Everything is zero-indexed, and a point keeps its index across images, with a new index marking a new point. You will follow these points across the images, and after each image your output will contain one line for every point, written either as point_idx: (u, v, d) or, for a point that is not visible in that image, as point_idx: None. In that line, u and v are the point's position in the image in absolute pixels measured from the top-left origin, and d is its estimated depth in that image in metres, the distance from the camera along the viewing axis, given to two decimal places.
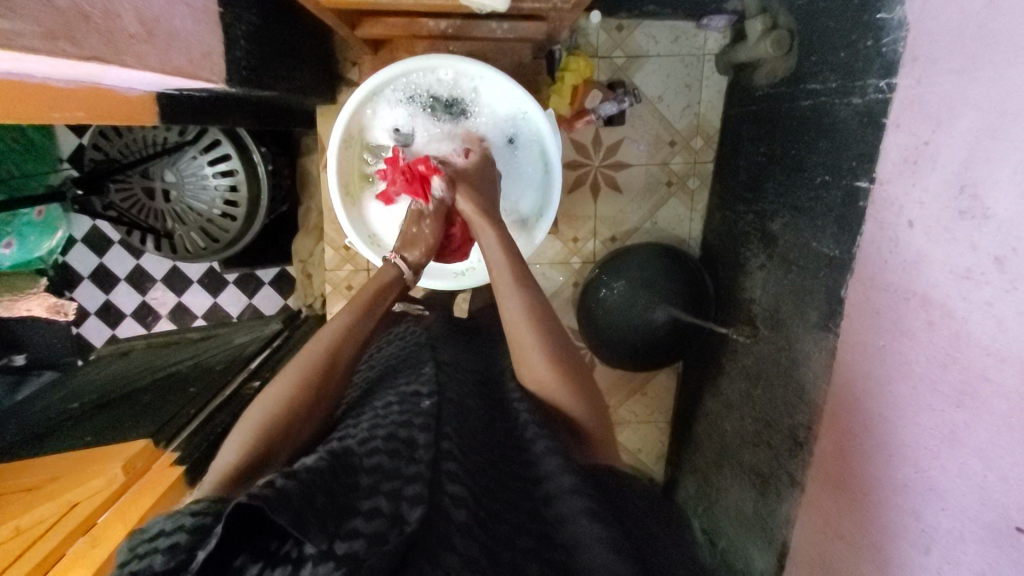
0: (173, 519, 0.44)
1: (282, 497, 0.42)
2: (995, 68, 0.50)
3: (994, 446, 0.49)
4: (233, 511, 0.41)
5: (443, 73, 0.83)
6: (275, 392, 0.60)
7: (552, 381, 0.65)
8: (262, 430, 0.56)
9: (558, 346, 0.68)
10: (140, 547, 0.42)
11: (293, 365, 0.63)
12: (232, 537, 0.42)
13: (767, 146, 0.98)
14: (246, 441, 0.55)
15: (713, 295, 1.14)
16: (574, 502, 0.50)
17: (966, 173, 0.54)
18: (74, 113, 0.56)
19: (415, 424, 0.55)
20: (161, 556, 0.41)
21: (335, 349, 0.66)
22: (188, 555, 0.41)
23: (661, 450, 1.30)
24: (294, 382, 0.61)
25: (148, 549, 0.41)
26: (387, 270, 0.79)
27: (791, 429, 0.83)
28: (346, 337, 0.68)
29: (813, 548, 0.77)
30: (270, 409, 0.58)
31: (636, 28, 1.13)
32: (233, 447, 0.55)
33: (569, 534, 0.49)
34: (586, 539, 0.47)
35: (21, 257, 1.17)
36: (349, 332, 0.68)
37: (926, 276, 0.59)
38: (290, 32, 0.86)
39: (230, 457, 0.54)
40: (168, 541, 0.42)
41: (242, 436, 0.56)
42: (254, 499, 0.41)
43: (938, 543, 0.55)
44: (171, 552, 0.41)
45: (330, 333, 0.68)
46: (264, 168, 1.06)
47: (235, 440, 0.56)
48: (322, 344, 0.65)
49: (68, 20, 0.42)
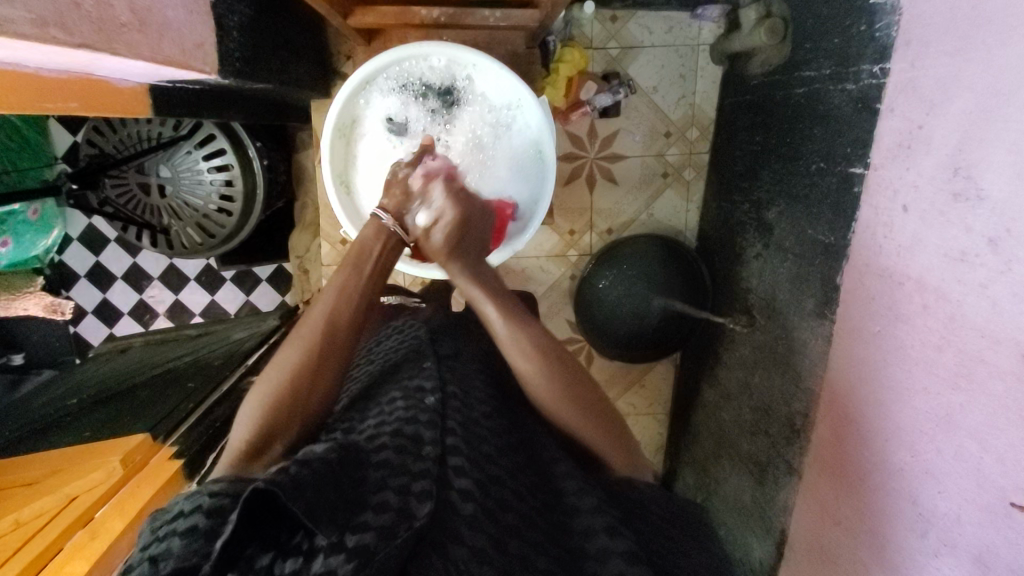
0: (192, 499, 0.45)
1: (297, 487, 0.41)
2: (986, 51, 0.51)
3: (989, 428, 0.49)
4: (250, 496, 0.40)
5: (435, 61, 0.84)
6: (276, 368, 0.59)
7: (555, 393, 0.62)
8: (275, 406, 0.56)
9: (563, 371, 0.63)
10: (162, 530, 0.43)
11: (301, 335, 0.62)
12: (248, 525, 0.41)
13: (762, 135, 0.98)
14: (258, 419, 0.56)
15: (711, 285, 1.14)
16: (593, 520, 0.50)
17: (960, 156, 0.54)
18: (67, 104, 0.55)
19: (421, 420, 0.54)
20: (179, 539, 0.41)
21: (335, 324, 0.64)
22: (206, 543, 0.41)
23: (660, 441, 1.30)
24: (296, 356, 0.60)
25: (167, 532, 0.42)
26: (369, 223, 0.77)
27: (788, 416, 0.83)
28: (341, 299, 0.66)
29: (811, 535, 0.77)
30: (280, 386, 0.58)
31: (631, 19, 1.13)
32: (248, 421, 0.56)
33: (581, 541, 0.49)
34: (598, 551, 0.48)
35: (16, 256, 1.18)
36: (348, 305, 0.66)
37: (921, 260, 0.59)
38: (281, 21, 0.85)
39: (243, 433, 0.56)
40: (186, 523, 0.42)
41: (252, 410, 0.57)
42: (271, 485, 0.40)
43: (935, 526, 0.55)
44: (188, 536, 0.41)
45: (323, 301, 0.66)
46: (259, 164, 1.05)
47: (246, 416, 0.57)
48: (323, 317, 0.64)
49: (59, 7, 0.42)
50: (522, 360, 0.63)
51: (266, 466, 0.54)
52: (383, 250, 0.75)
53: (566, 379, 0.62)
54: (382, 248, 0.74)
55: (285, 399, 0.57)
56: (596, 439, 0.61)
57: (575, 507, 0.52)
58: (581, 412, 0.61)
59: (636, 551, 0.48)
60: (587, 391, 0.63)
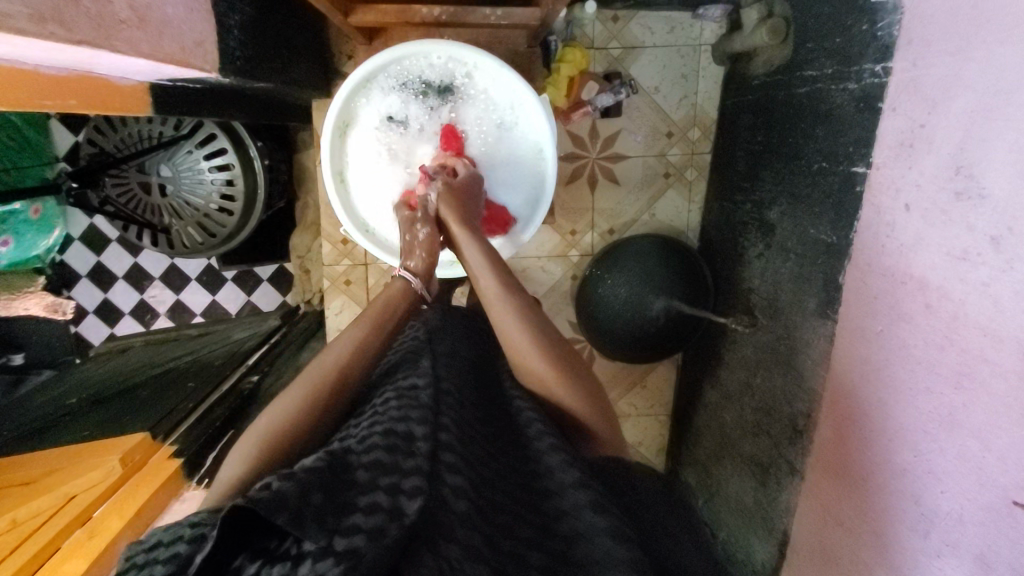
0: (172, 531, 0.44)
1: (280, 499, 0.42)
2: (989, 48, 0.50)
3: (991, 427, 0.49)
4: (227, 515, 0.41)
5: (435, 58, 0.83)
6: (278, 414, 0.59)
7: (558, 382, 0.64)
8: (269, 451, 0.56)
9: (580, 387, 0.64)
10: (141, 558, 0.42)
11: (308, 375, 0.63)
12: (230, 536, 0.42)
13: (764, 135, 0.97)
14: (253, 455, 0.55)
15: (712, 285, 1.13)
16: (576, 495, 0.50)
17: (962, 154, 0.53)
18: (66, 101, 0.55)
19: (412, 418, 0.53)
20: (162, 565, 0.41)
21: (347, 374, 0.65)
22: (187, 560, 0.41)
23: (662, 442, 1.30)
24: (298, 400, 0.60)
25: (147, 561, 0.42)
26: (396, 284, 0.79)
27: (790, 417, 0.83)
28: (357, 351, 0.67)
29: (813, 535, 0.77)
30: (280, 422, 0.58)
31: (633, 19, 1.12)
32: (240, 458, 0.55)
33: (575, 525, 0.49)
34: (587, 529, 0.48)
35: (17, 256, 1.18)
36: (362, 353, 0.67)
37: (923, 258, 0.59)
38: (283, 23, 0.85)
39: (235, 470, 0.54)
40: (169, 552, 0.42)
41: (245, 449, 0.56)
42: (250, 502, 0.41)
43: (937, 525, 0.55)
44: (170, 563, 0.41)
45: (340, 349, 0.66)
46: (260, 163, 1.05)
47: (238, 453, 0.56)
48: (334, 365, 0.64)
49: (58, 4, 0.42)
50: (529, 355, 0.65)
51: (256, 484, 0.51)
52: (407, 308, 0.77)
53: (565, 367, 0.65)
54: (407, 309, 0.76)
55: (285, 436, 0.57)
56: (596, 426, 0.62)
57: (562, 487, 0.52)
58: (587, 406, 0.63)
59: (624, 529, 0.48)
60: (585, 375, 0.66)
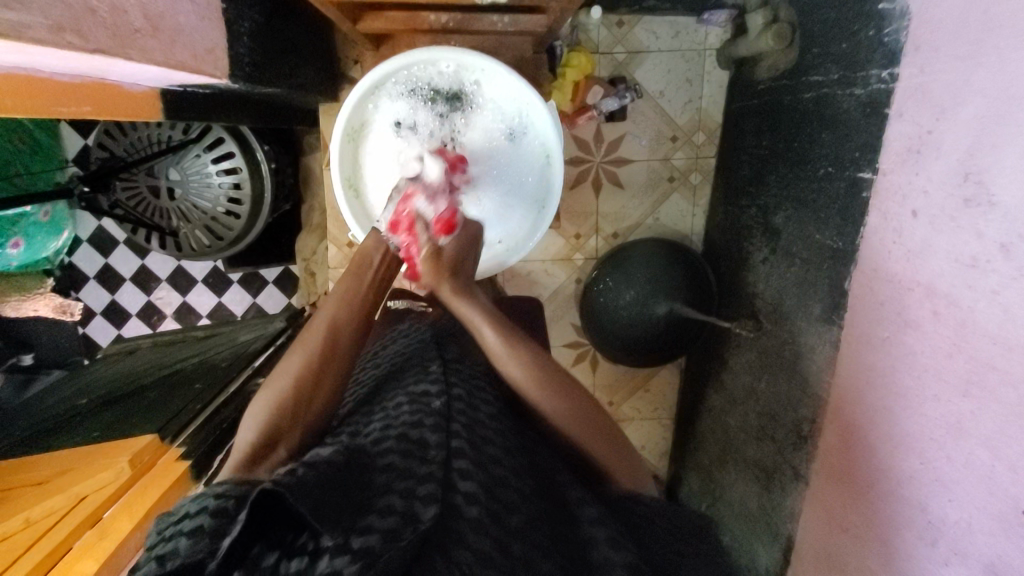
0: (198, 501, 0.45)
1: (303, 488, 0.42)
2: (998, 56, 0.50)
3: (1002, 435, 0.49)
4: (257, 497, 0.41)
5: (444, 66, 0.84)
6: (282, 373, 0.61)
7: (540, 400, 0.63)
8: (279, 410, 0.57)
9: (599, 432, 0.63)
10: (169, 530, 0.43)
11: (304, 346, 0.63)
12: (256, 524, 0.42)
13: (769, 141, 0.98)
14: (261, 423, 0.57)
15: (717, 289, 1.13)
16: (595, 531, 0.50)
17: (970, 161, 0.54)
18: (79, 108, 0.56)
19: (425, 424, 0.54)
20: (186, 538, 0.42)
21: (337, 330, 0.66)
22: (214, 543, 0.41)
23: (665, 445, 1.30)
24: (299, 362, 0.61)
25: (174, 532, 0.42)
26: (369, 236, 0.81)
27: (795, 422, 0.83)
28: (340, 308, 0.69)
29: (818, 541, 0.77)
30: (284, 390, 0.59)
31: (637, 24, 1.13)
32: (251, 425, 0.57)
33: (583, 551, 0.49)
34: (601, 562, 0.48)
35: (28, 257, 1.17)
36: (348, 313, 0.69)
37: (930, 266, 0.59)
38: (291, 27, 0.86)
39: (249, 436, 0.57)
40: (192, 523, 0.43)
41: (257, 416, 0.58)
42: (278, 486, 0.42)
43: (946, 535, 0.55)
44: (195, 535, 0.42)
45: (328, 308, 0.69)
46: (268, 167, 1.05)
47: (251, 420, 0.58)
48: (324, 325, 0.66)
49: (76, 14, 0.42)
50: (506, 363, 0.66)
51: (263, 466, 0.53)
52: (383, 259, 0.79)
53: (541, 381, 0.64)
54: (381, 260, 0.78)
55: (285, 405, 0.58)
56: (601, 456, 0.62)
57: (582, 520, 0.52)
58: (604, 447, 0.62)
59: (638, 564, 0.48)
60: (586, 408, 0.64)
